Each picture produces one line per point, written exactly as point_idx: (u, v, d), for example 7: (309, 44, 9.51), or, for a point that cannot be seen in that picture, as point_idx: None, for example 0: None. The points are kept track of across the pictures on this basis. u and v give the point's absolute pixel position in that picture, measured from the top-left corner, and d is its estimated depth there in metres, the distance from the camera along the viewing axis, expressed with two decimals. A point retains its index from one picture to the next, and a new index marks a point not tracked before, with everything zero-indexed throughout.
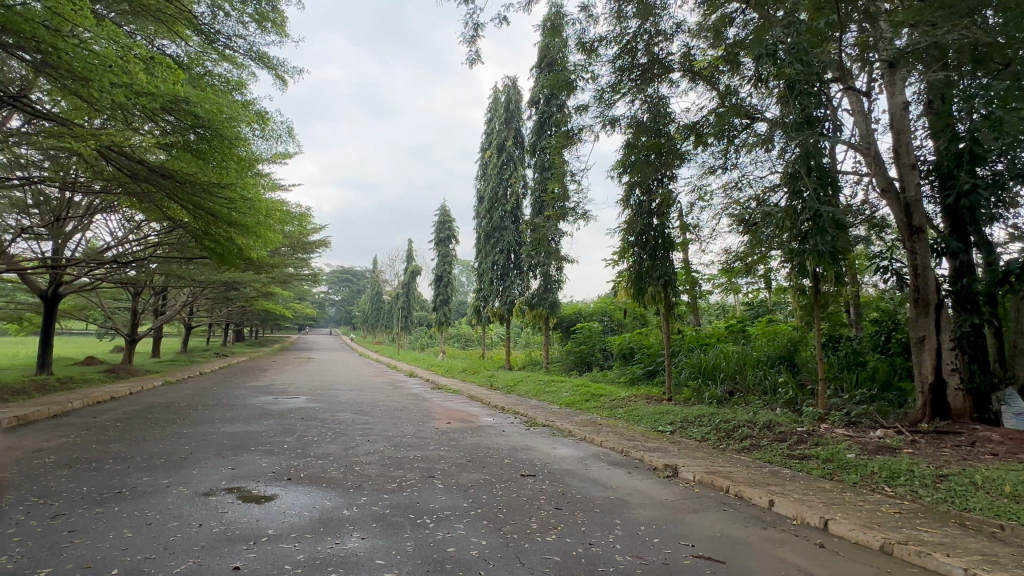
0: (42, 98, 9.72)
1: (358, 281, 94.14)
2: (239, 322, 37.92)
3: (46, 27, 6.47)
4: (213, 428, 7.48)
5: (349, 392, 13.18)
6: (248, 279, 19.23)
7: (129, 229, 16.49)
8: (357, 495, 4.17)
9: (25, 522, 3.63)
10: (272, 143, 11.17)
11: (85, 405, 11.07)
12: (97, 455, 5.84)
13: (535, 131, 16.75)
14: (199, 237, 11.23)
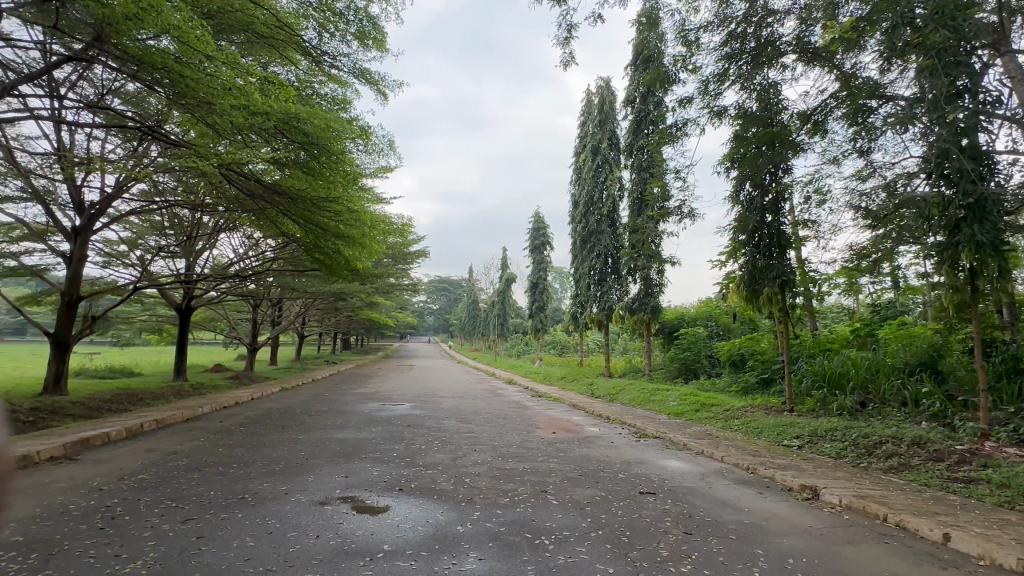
0: (175, 128, 10.62)
1: (455, 291, 96.76)
2: (346, 331, 39.99)
3: (175, 57, 6.96)
4: (326, 435, 7.70)
5: (452, 399, 13.29)
6: (354, 289, 20.09)
7: (249, 246, 17.71)
8: (470, 509, 4.00)
9: (159, 526, 3.78)
10: (375, 157, 11.52)
11: (214, 410, 11.91)
12: (223, 459, 6.13)
13: (631, 131, 16.21)
14: (311, 252, 11.74)
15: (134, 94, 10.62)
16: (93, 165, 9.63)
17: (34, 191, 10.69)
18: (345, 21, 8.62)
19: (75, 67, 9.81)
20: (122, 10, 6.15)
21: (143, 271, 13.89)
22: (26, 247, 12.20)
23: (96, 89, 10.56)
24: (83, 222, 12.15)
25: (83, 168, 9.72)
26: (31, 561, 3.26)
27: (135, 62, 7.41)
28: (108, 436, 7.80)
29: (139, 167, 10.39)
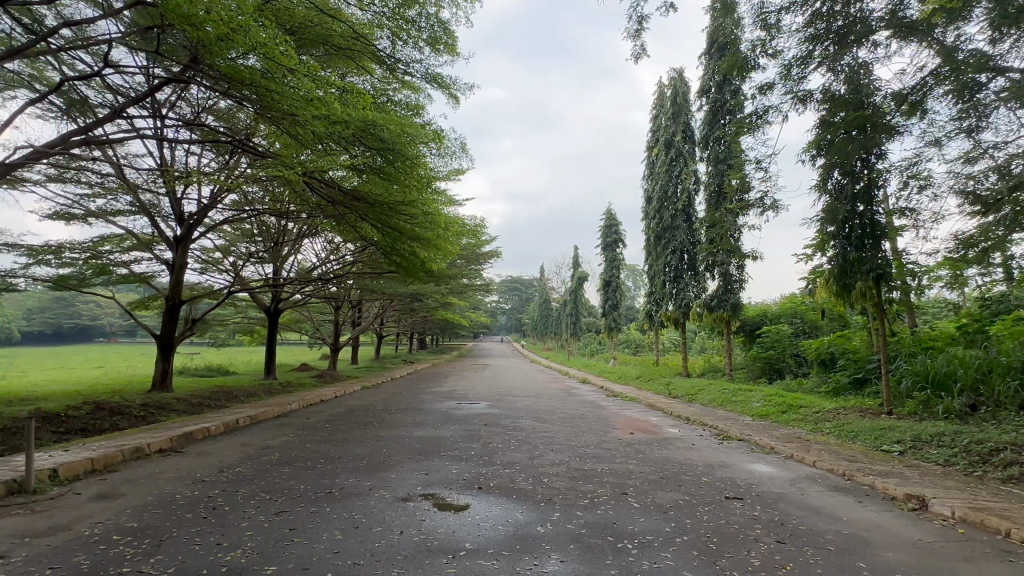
0: (262, 140, 11.24)
1: (526, 290, 97.17)
2: (422, 331, 41.03)
3: (261, 73, 7.33)
4: (406, 432, 7.90)
5: (527, 398, 13.33)
6: (429, 290, 20.56)
7: (331, 251, 18.50)
8: (550, 510, 3.97)
9: (255, 517, 3.99)
10: (448, 160, 11.71)
11: (302, 407, 12.53)
12: (312, 454, 6.42)
13: (707, 122, 15.65)
14: (388, 255, 12.07)
15: (226, 110, 11.32)
16: (191, 178, 10.37)
17: (142, 205, 11.64)
18: (417, 28, 8.62)
19: (174, 89, 10.59)
20: (215, 31, 6.54)
21: (236, 277, 14.81)
22: (135, 255, 13.30)
23: (193, 108, 11.35)
24: (183, 232, 13.11)
25: (182, 181, 10.47)
26: (145, 546, 3.53)
27: (226, 79, 7.88)
28: (208, 431, 8.37)
29: (231, 179, 11.07)
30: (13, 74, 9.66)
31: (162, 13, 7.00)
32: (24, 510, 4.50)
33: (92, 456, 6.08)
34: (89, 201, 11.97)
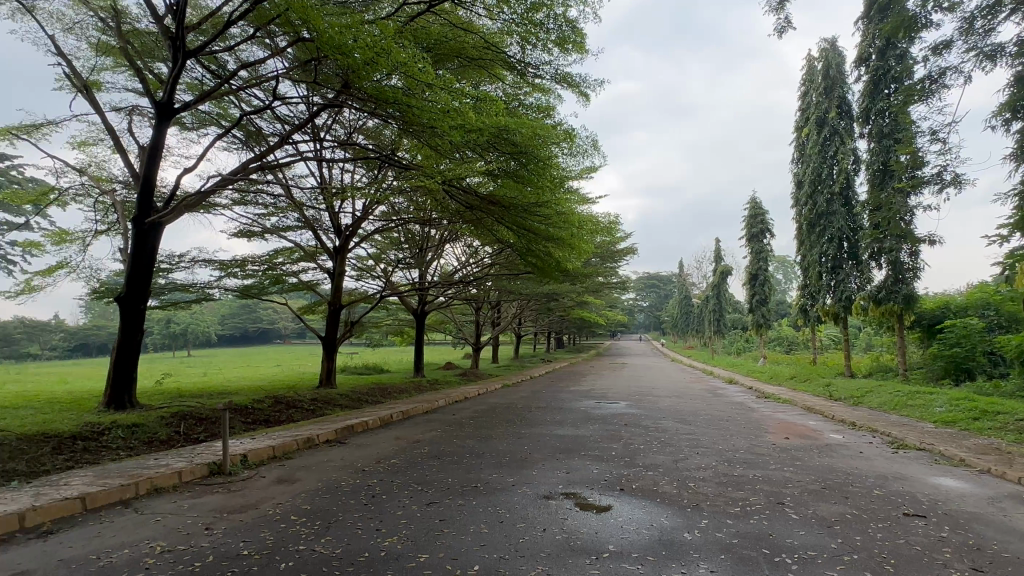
0: (406, 154, 12.03)
1: (665, 286, 94.13)
2: (559, 330, 41.35)
3: (403, 91, 7.81)
4: (546, 430, 8.01)
5: (668, 398, 12.86)
6: (565, 289, 20.63)
7: (470, 254, 19.29)
8: (697, 516, 3.78)
9: (409, 507, 4.27)
10: (580, 158, 11.68)
11: (448, 403, 13.20)
12: (458, 449, 6.73)
13: (867, 93, 14.05)
14: (525, 256, 12.28)
15: (374, 129, 12.28)
16: (347, 194, 11.37)
17: (306, 220, 13.01)
18: (545, 30, 8.53)
19: (330, 113, 11.70)
20: (361, 56, 7.09)
21: (387, 282, 15.96)
22: (303, 266, 14.88)
23: (346, 129, 12.45)
24: (341, 243, 14.42)
25: (339, 197, 11.52)
26: (317, 527, 3.92)
27: (373, 100, 8.53)
28: (367, 424, 9.12)
29: (380, 191, 11.96)
30: (205, 114, 11.27)
31: (318, 46, 7.75)
32: (222, 488, 5.23)
33: (273, 444, 6.90)
34: (266, 219, 13.61)
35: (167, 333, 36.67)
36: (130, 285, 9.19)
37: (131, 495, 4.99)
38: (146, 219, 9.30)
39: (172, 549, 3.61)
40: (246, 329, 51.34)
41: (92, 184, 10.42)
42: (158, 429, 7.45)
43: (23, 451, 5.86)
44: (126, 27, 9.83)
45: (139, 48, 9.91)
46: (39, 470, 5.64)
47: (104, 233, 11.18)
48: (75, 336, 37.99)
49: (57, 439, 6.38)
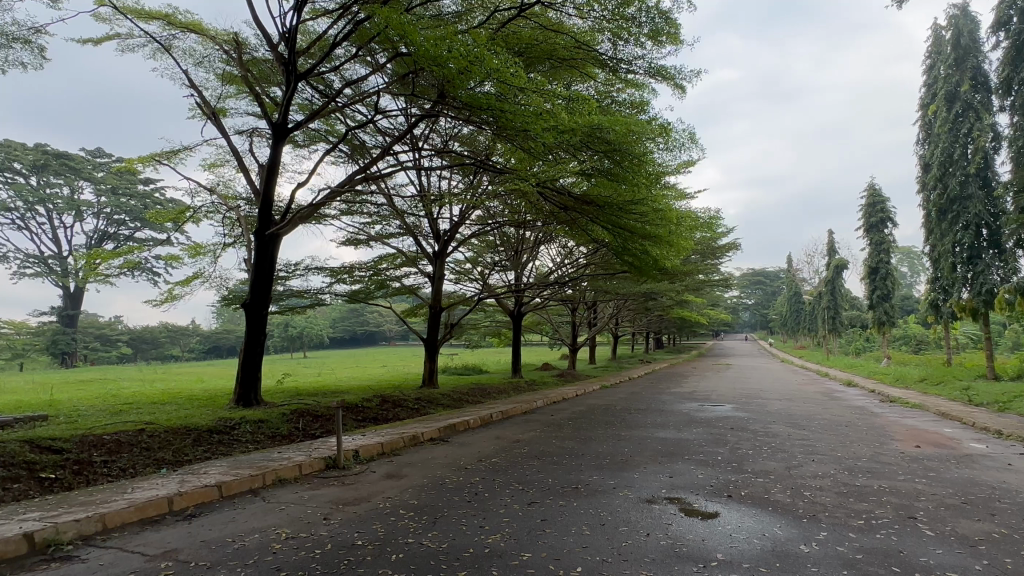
0: (500, 158, 12.24)
1: (772, 283, 89.00)
2: (658, 329, 40.27)
3: (496, 97, 7.96)
4: (648, 433, 7.82)
5: (779, 402, 12.13)
6: (664, 288, 20.05)
7: (565, 255, 19.26)
8: (814, 528, 3.54)
9: (511, 506, 4.33)
10: (677, 153, 11.34)
11: (547, 404, 13.26)
12: (558, 450, 6.74)
13: (1007, 61, 12.52)
14: (621, 256, 12.07)
15: (468, 136, 12.61)
16: (444, 200, 11.75)
17: (408, 227, 13.59)
18: (638, 24, 8.38)
19: (427, 123, 12.15)
20: (456, 64, 7.30)
21: (484, 285, 16.29)
22: (405, 270, 15.55)
23: (442, 137, 12.88)
24: (440, 247, 14.92)
25: (437, 203, 11.93)
26: (424, 521, 4.08)
27: (467, 108, 8.76)
28: (468, 423, 9.38)
29: (476, 196, 12.26)
30: (314, 131, 12.09)
31: (415, 59, 8.08)
32: (338, 481, 5.58)
33: (382, 440, 7.27)
34: (370, 228, 14.35)
35: (285, 336, 39.68)
36: (254, 292, 10.04)
37: (259, 485, 5.44)
38: (266, 231, 10.14)
39: (295, 536, 3.90)
40: (354, 332, 54.41)
41: (220, 201, 11.50)
42: (280, 425, 8.09)
43: (169, 442, 6.57)
44: (246, 57, 10.77)
45: (257, 75, 10.83)
46: (183, 459, 6.30)
47: (231, 246, 12.29)
48: (209, 340, 42.06)
49: (196, 432, 7.10)
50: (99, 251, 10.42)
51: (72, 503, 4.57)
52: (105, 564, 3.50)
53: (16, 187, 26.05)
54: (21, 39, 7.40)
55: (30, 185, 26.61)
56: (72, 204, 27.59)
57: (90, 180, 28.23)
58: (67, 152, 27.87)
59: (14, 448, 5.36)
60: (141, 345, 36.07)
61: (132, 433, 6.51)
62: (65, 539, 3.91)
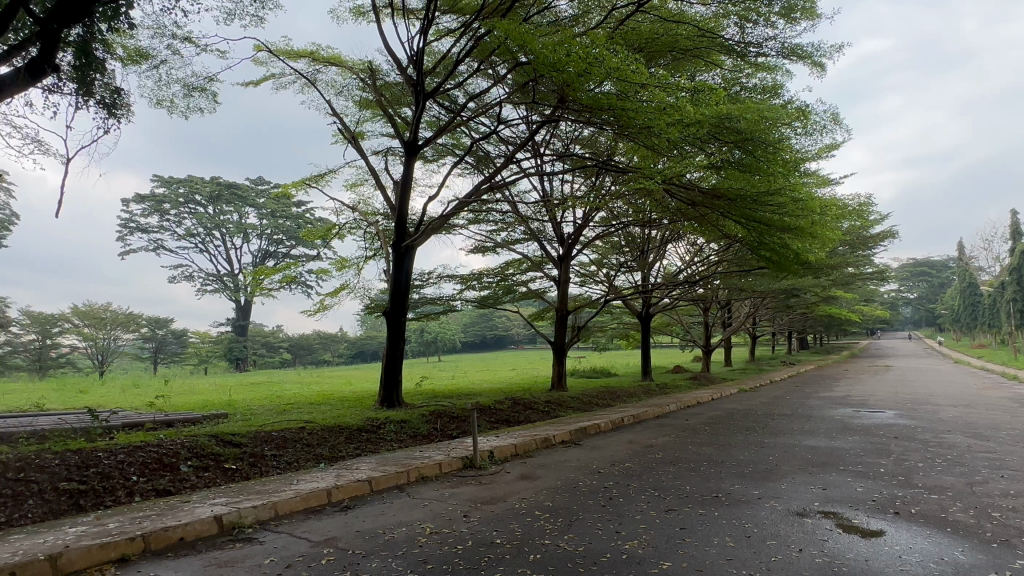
0: (622, 158, 12.05)
1: (939, 274, 78.74)
2: (802, 329, 37.25)
3: (616, 96, 7.84)
4: (795, 440, 7.26)
5: (955, 408, 10.66)
6: (808, 284, 18.50)
7: (695, 252, 18.47)
8: (1006, 555, 3.08)
9: (647, 512, 4.24)
10: (818, 136, 10.46)
11: (680, 408, 12.78)
12: (695, 456, 6.47)
13: None
14: (757, 251, 11.35)
15: (589, 138, 12.56)
16: (568, 203, 11.80)
17: (533, 232, 13.82)
18: (767, 4, 7.85)
19: (548, 129, 12.29)
20: (575, 68, 7.33)
21: (610, 286, 16.08)
22: (531, 275, 15.81)
23: (563, 142, 12.95)
24: (565, 251, 15.00)
25: (561, 207, 12.01)
26: (560, 523, 4.11)
27: (588, 110, 8.74)
28: (599, 427, 9.31)
29: (599, 198, 12.17)
30: (442, 146, 12.71)
31: (535, 67, 8.23)
32: (476, 480, 5.80)
33: (515, 441, 7.45)
34: (497, 235, 14.78)
35: (422, 341, 42.07)
36: (394, 301, 10.75)
37: (404, 482, 5.81)
38: (402, 243, 10.85)
39: (438, 531, 4.10)
40: (484, 336, 56.31)
41: (361, 218, 12.47)
42: (420, 425, 8.57)
43: (325, 439, 7.23)
44: (379, 82, 11.61)
45: (389, 98, 11.62)
46: (338, 455, 6.90)
47: (372, 259, 13.27)
48: (355, 346, 45.69)
49: (348, 430, 7.74)
50: (263, 267, 11.75)
51: (249, 491, 5.19)
52: (278, 546, 3.92)
53: (197, 216, 30.17)
54: (199, 88, 8.56)
55: (208, 214, 30.64)
56: (241, 228, 31.38)
57: (254, 206, 31.90)
58: (235, 182, 31.78)
59: (203, 441, 6.20)
60: (299, 352, 40.04)
61: (295, 430, 7.26)
62: (246, 523, 4.45)
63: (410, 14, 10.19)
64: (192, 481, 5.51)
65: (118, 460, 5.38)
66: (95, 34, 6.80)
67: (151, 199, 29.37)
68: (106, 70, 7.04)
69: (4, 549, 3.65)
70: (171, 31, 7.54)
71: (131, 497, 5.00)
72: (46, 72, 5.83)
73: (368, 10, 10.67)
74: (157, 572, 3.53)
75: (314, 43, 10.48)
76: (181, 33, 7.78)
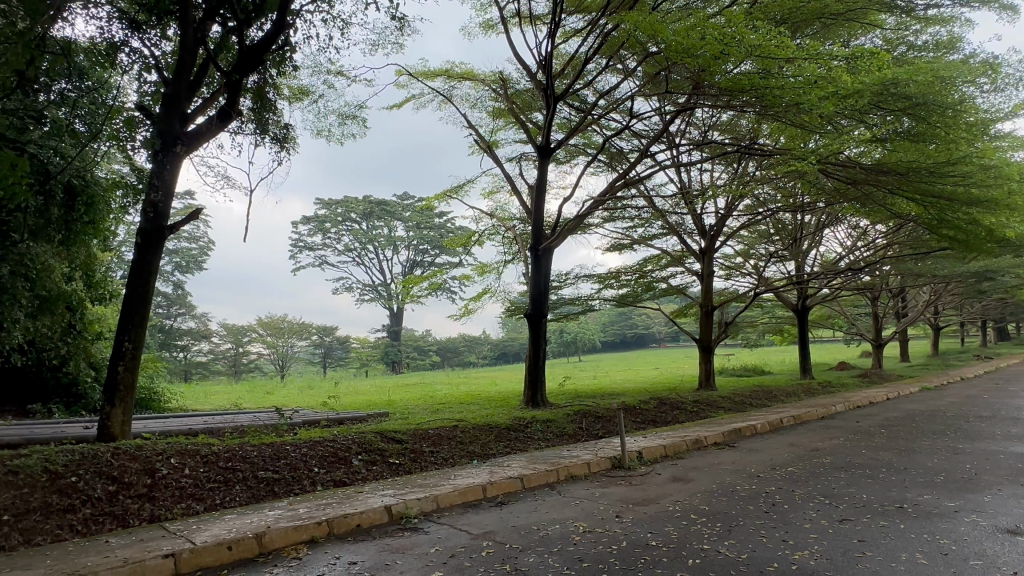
0: (768, 140, 11.24)
1: None
2: (999, 317, 32.11)
3: (760, 75, 7.36)
4: (998, 446, 6.27)
5: None
6: (1005, 264, 15.92)
7: (858, 236, 16.68)
8: None
9: (818, 520, 3.92)
10: (1010, 92, 9.00)
11: (849, 409, 11.58)
12: (871, 462, 5.84)
13: None
14: (936, 231, 10.00)
15: (729, 122, 11.88)
16: (709, 193, 11.24)
17: (672, 226, 13.38)
18: None
19: (683, 118, 11.84)
20: (709, 52, 7.03)
21: (760, 278, 15.06)
22: (671, 271, 15.29)
23: (700, 129, 12.38)
24: (707, 243, 14.34)
25: (701, 198, 11.48)
26: (718, 528, 3.93)
27: (726, 93, 8.30)
28: (756, 428, 8.75)
29: (743, 185, 11.47)
30: (574, 147, 12.75)
31: (667, 57, 7.99)
32: (626, 481, 5.74)
33: (665, 443, 7.24)
34: (633, 231, 14.51)
35: (562, 341, 42.59)
36: (534, 302, 10.97)
37: (555, 480, 5.91)
38: (539, 246, 11.09)
39: (592, 530, 4.12)
40: (624, 336, 55.58)
41: (499, 224, 12.90)
42: (566, 425, 8.66)
43: (477, 437, 7.58)
44: (511, 91, 11.95)
45: (521, 105, 11.90)
46: (489, 453, 7.20)
47: (511, 262, 13.66)
48: (498, 348, 47.22)
49: (497, 429, 8.04)
50: (413, 276, 12.61)
51: (413, 484, 5.60)
52: (442, 537, 4.19)
53: (354, 232, 33.14)
54: (351, 116, 9.42)
55: (363, 230, 33.53)
56: (391, 240, 33.91)
57: (401, 220, 34.33)
58: (384, 199, 34.38)
59: (370, 437, 6.79)
60: (447, 354, 42.36)
61: (450, 428, 7.69)
62: (412, 513, 4.81)
63: (537, 20, 10.38)
64: (363, 473, 6.07)
65: (302, 453, 6.08)
66: (268, 78, 7.79)
67: (315, 220, 32.79)
68: (277, 109, 8.00)
69: (222, 526, 4.30)
70: (327, 68, 8.39)
71: (314, 485, 5.63)
72: (232, 116, 6.68)
73: (497, 22, 11.02)
74: (342, 554, 3.94)
75: (449, 62, 11.06)
76: (335, 69, 8.61)
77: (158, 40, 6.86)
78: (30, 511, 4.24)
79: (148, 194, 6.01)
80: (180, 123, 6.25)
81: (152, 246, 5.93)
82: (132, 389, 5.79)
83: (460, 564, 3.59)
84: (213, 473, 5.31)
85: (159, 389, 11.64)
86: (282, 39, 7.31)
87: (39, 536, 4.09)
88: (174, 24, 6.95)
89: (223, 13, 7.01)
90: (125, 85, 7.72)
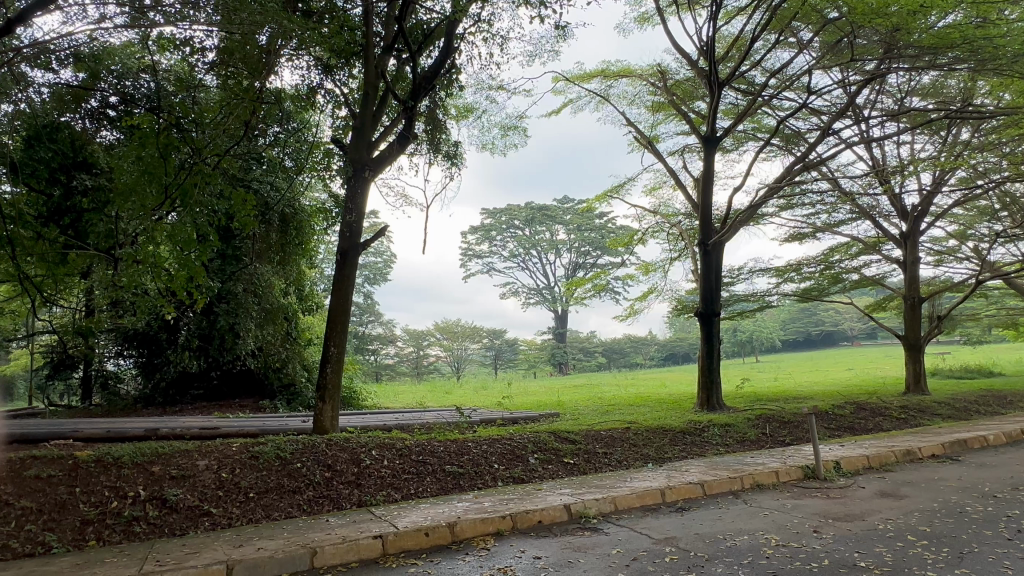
0: (987, 99, 9.55)
1: None
2: None
3: (974, 23, 6.50)
4: None
5: None
6: None
7: None
8: None
9: None
10: None
11: None
12: None
13: None
14: None
15: (933, 84, 10.29)
16: (909, 168, 9.82)
17: (864, 208, 11.93)
18: None
19: (873, 87, 10.50)
20: (905, 7, 6.18)
21: (983, 263, 12.81)
22: (864, 259, 13.62)
23: (894, 97, 10.89)
24: (909, 226, 12.55)
25: (900, 175, 10.09)
26: (945, 554, 3.42)
27: (927, 52, 7.26)
28: (987, 440, 7.43)
29: (955, 155, 9.86)
30: (742, 132, 11.95)
31: (850, 23, 7.16)
32: (822, 494, 5.22)
33: (867, 453, 6.47)
34: (815, 218, 13.19)
35: (737, 340, 40.14)
36: (705, 300, 10.40)
37: (739, 488, 5.58)
38: (709, 241, 10.52)
39: (786, 544, 3.82)
40: (810, 334, 50.62)
41: (664, 220, 12.49)
42: (747, 429, 8.12)
43: (650, 440, 7.42)
44: (670, 82, 11.56)
45: (682, 95, 11.48)
46: (664, 457, 7.01)
47: (677, 259, 13.18)
48: (667, 349, 45.55)
49: (672, 432, 7.80)
50: (577, 278, 12.68)
51: (591, 485, 5.64)
52: (623, 539, 4.17)
53: (518, 238, 34.40)
54: (512, 127, 9.79)
55: (527, 235, 34.60)
56: (553, 244, 34.57)
57: (562, 224, 34.78)
58: (545, 205, 35.12)
59: (544, 437, 6.97)
60: (614, 356, 42.04)
61: (622, 429, 7.62)
62: (591, 514, 4.85)
63: (696, 5, 9.93)
64: (539, 471, 6.27)
65: (483, 450, 6.43)
66: (437, 100, 8.45)
67: (482, 229, 34.58)
68: (446, 128, 8.59)
69: (418, 514, 4.72)
70: (489, 84, 8.84)
71: (495, 481, 5.93)
72: (410, 139, 7.31)
73: (652, 14, 10.76)
74: (526, 548, 4.12)
75: (605, 61, 11.02)
76: (495, 84, 9.03)
77: (346, 79, 7.76)
78: (268, 490, 5.04)
79: (343, 217, 6.80)
80: (367, 151, 6.98)
81: (349, 261, 6.72)
82: (337, 387, 6.59)
83: (644, 567, 3.54)
84: (407, 465, 5.85)
85: (358, 389, 13.11)
86: (448, 63, 7.87)
87: (277, 512, 4.85)
88: (358, 64, 7.82)
89: (398, 47, 7.74)
90: (322, 122, 8.84)
